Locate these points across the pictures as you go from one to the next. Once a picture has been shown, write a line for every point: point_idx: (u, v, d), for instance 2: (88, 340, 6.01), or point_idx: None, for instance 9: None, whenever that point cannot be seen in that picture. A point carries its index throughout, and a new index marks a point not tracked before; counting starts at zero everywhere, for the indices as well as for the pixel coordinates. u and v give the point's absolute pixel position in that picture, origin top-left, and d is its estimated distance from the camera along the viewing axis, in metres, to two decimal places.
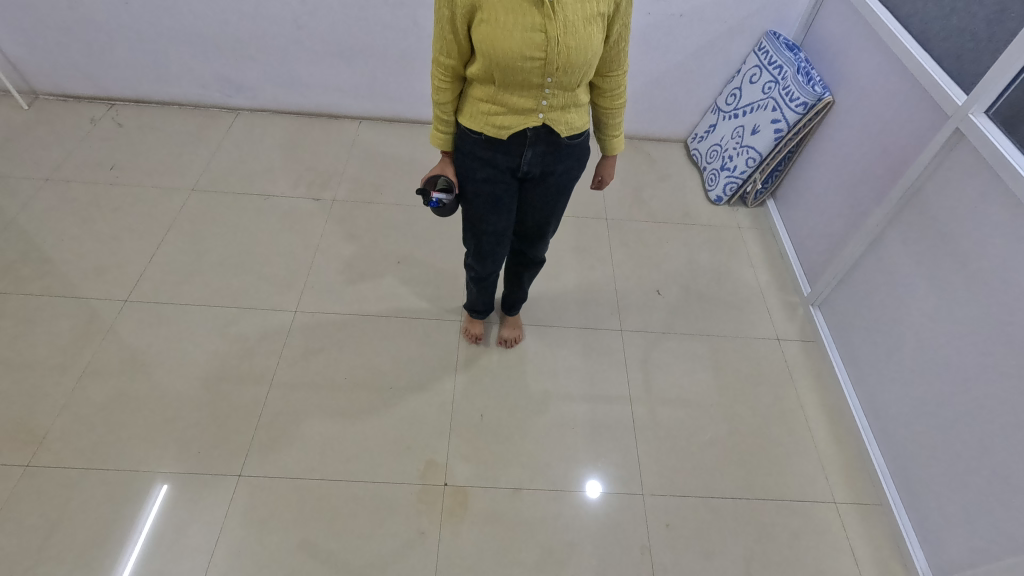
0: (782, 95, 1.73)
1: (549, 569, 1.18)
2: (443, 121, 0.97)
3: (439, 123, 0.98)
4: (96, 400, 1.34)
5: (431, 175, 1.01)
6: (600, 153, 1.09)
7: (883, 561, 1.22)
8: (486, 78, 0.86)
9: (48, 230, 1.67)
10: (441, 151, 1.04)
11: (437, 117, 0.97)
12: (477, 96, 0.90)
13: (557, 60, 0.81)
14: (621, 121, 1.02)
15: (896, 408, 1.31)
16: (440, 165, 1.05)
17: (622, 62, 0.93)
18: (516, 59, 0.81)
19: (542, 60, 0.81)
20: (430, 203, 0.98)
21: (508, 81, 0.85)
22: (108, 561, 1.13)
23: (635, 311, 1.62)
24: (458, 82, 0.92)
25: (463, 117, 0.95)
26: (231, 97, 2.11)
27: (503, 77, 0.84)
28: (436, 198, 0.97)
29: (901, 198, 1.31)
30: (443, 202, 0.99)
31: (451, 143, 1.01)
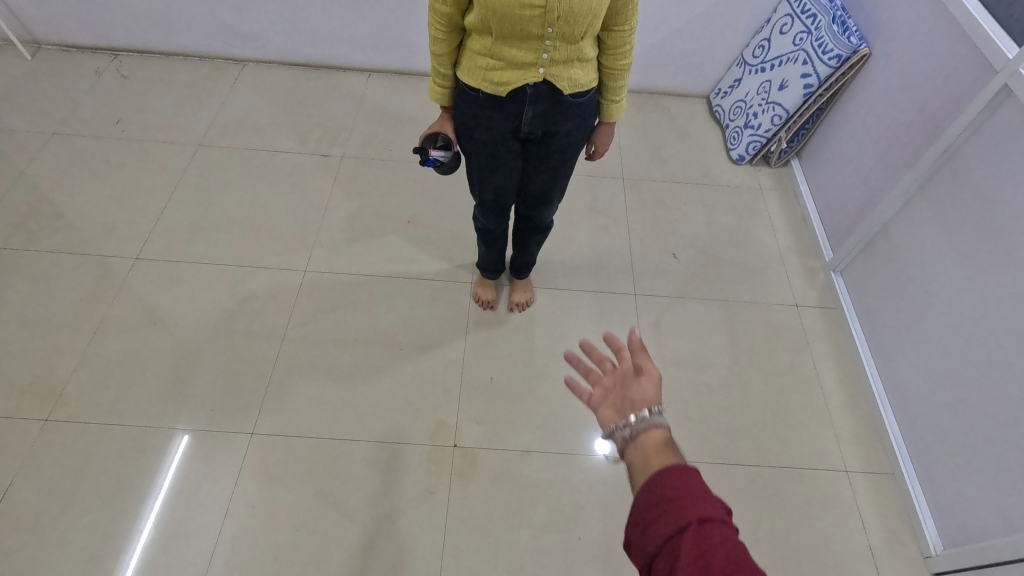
0: (814, 46, 1.62)
1: (555, 529, 1.19)
2: (441, 75, 0.93)
3: (438, 77, 0.93)
4: (110, 356, 1.36)
5: (430, 132, 0.99)
6: (599, 119, 1.04)
7: (893, 530, 1.22)
8: (483, 28, 0.81)
9: (57, 185, 1.66)
10: (440, 106, 1.00)
11: (435, 69, 0.92)
12: (474, 48, 0.85)
13: (558, 9, 0.76)
14: (625, 85, 0.96)
15: (916, 379, 1.28)
16: (439, 121, 1.02)
17: (632, 14, 0.85)
18: (514, 7, 0.75)
19: (542, 8, 0.76)
20: (426, 162, 0.97)
21: (507, 31, 0.79)
22: (128, 511, 1.17)
23: (650, 274, 1.59)
24: (456, 32, 0.86)
25: (460, 71, 0.90)
26: (236, 47, 2.04)
27: (501, 28, 0.79)
28: (434, 156, 0.96)
29: (934, 161, 1.24)
30: (442, 162, 0.98)
31: (451, 98, 0.97)
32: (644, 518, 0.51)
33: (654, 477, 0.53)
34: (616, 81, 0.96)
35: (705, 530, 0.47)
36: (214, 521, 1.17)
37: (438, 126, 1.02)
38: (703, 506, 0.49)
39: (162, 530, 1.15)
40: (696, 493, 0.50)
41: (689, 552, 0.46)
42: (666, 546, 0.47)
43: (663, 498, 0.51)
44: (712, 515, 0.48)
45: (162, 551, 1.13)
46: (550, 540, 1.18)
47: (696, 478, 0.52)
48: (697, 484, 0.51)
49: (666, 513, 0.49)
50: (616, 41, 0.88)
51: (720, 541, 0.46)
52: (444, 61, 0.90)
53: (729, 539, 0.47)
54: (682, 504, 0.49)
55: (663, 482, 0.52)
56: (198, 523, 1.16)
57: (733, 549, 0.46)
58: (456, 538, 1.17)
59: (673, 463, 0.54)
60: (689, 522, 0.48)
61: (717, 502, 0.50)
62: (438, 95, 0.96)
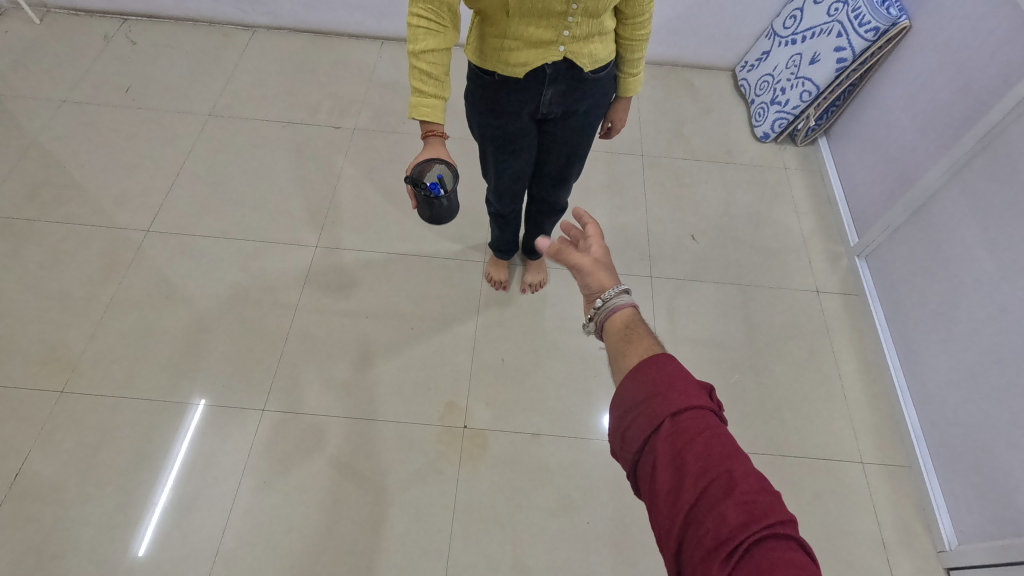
0: (850, 17, 1.53)
1: (563, 512, 1.20)
2: (431, 81, 0.78)
3: (421, 83, 0.79)
4: (124, 329, 1.36)
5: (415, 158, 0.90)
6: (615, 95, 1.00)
7: (907, 524, 1.20)
8: (499, 9, 0.75)
9: (68, 155, 1.65)
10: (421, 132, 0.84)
11: (418, 71, 0.78)
12: (488, 32, 0.80)
13: None
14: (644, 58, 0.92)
15: (941, 372, 1.24)
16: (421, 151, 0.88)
17: None
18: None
19: None
20: (428, 190, 0.90)
21: (527, 10, 0.74)
22: (143, 483, 1.19)
23: (666, 257, 1.54)
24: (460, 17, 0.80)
25: (470, 52, 0.85)
26: (246, 12, 1.98)
27: (521, 5, 0.74)
28: (433, 180, 0.89)
29: (974, 146, 1.18)
30: (444, 181, 0.90)
31: (435, 113, 0.81)
32: (623, 425, 0.55)
33: (630, 381, 0.57)
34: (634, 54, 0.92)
35: (680, 425, 0.51)
36: (227, 494, 1.19)
37: (433, 152, 0.84)
38: (676, 401, 0.53)
39: (177, 504, 1.17)
40: (668, 389, 0.54)
41: (666, 451, 0.50)
42: (647, 448, 0.52)
43: (640, 401, 0.55)
44: (684, 408, 0.52)
45: (177, 524, 1.15)
46: (559, 523, 1.18)
47: (668, 373, 0.55)
48: (669, 381, 0.55)
49: (642, 417, 0.53)
50: (637, 11, 0.83)
51: (694, 432, 0.50)
52: (436, 63, 0.77)
53: (703, 427, 0.51)
54: (654, 404, 0.53)
55: (640, 387, 0.56)
56: (212, 497, 1.18)
57: (707, 436, 0.50)
58: (465, 518, 1.18)
59: (647, 362, 0.58)
60: (664, 420, 0.52)
61: (689, 392, 0.53)
62: (424, 110, 0.81)
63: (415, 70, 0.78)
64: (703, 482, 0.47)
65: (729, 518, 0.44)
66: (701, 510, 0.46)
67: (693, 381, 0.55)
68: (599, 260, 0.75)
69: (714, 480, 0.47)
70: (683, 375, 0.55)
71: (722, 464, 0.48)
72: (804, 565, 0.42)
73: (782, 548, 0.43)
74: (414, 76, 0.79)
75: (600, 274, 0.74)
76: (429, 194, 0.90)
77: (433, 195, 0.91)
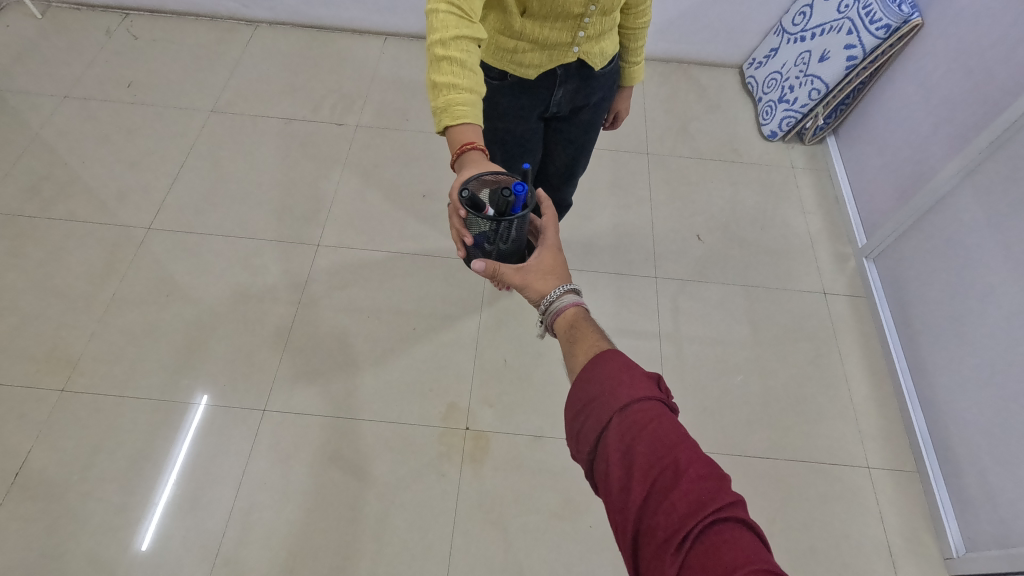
0: (861, 15, 1.50)
1: (565, 516, 1.19)
2: (465, 72, 0.63)
3: (449, 79, 0.62)
4: (124, 328, 1.35)
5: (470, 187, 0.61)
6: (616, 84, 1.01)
7: (913, 530, 1.19)
8: (513, 10, 0.72)
9: (70, 151, 1.64)
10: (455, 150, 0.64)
11: (446, 64, 0.62)
12: (498, 31, 0.76)
13: None
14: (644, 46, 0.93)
15: (949, 376, 1.23)
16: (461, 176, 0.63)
17: None
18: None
19: None
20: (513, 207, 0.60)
21: (545, 11, 0.71)
22: (144, 484, 1.18)
23: (671, 258, 1.53)
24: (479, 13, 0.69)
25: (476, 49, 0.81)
26: (249, 7, 1.96)
27: (541, 7, 0.71)
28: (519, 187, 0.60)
29: (985, 148, 1.16)
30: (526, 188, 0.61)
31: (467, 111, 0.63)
32: (576, 427, 0.52)
33: (579, 380, 0.54)
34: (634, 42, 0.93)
35: (628, 419, 0.48)
36: (227, 496, 1.18)
37: (477, 167, 0.63)
38: (624, 395, 0.50)
39: (177, 504, 1.17)
40: (613, 385, 0.51)
41: (616, 446, 0.47)
42: (599, 447, 0.49)
43: (589, 400, 0.52)
44: (632, 401, 0.49)
45: (178, 524, 1.15)
46: (561, 527, 1.17)
47: (616, 368, 0.52)
48: (616, 375, 0.52)
49: (592, 416, 0.50)
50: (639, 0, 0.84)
51: (642, 424, 0.47)
52: (467, 52, 0.63)
53: (651, 418, 0.48)
54: (602, 401, 0.50)
55: (588, 385, 0.53)
56: (212, 498, 1.17)
57: (655, 426, 0.47)
58: (466, 521, 1.17)
59: (594, 359, 0.55)
60: (612, 416, 0.49)
61: (635, 384, 0.50)
62: (460, 109, 0.63)
63: (444, 63, 0.62)
64: (651, 474, 0.45)
65: (679, 509, 0.42)
66: (651, 504, 0.44)
67: (640, 373, 0.52)
68: (533, 262, 0.69)
69: (662, 471, 0.45)
70: (629, 368, 0.52)
71: (670, 454, 0.45)
72: (753, 549, 0.41)
73: (731, 534, 0.41)
74: (442, 73, 0.62)
75: (535, 279, 0.68)
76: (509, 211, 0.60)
77: (516, 207, 0.60)
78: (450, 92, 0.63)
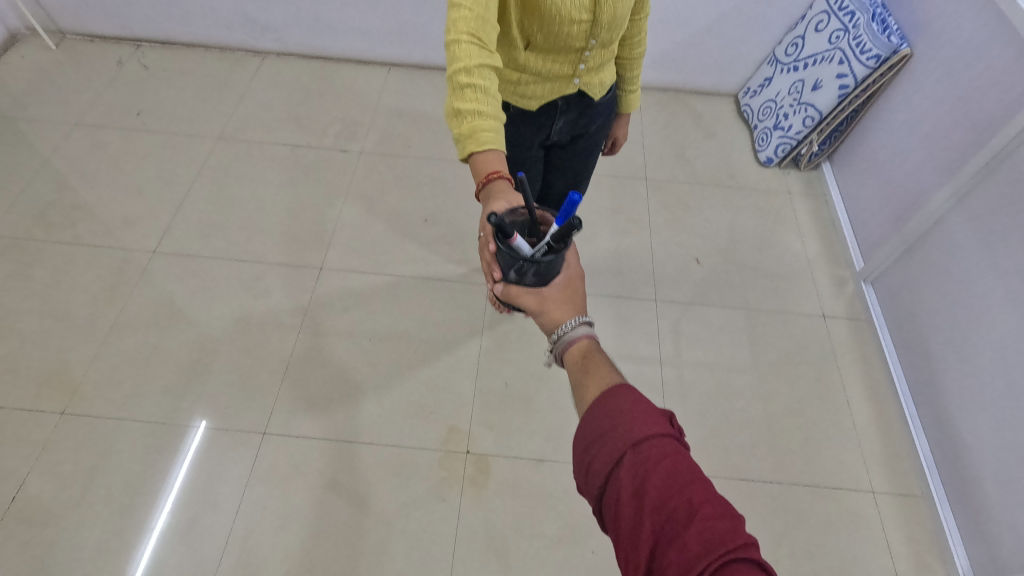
0: (851, 45, 1.54)
1: (567, 540, 1.17)
2: (488, 99, 0.64)
3: (474, 109, 0.64)
4: (128, 350, 1.36)
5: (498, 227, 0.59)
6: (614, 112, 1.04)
7: (921, 556, 1.17)
8: (518, 44, 0.74)
9: (79, 176, 1.67)
10: (483, 178, 0.66)
11: (470, 96, 0.64)
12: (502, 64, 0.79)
13: (605, 20, 0.72)
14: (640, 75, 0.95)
15: (952, 400, 1.22)
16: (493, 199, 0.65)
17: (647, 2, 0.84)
18: (563, 23, 0.70)
19: (588, 23, 0.72)
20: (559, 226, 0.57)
21: (547, 46, 0.74)
22: (141, 508, 1.17)
23: (671, 281, 1.54)
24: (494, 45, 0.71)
25: None
26: (257, 39, 2.03)
27: (543, 42, 0.73)
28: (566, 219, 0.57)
29: (977, 173, 1.18)
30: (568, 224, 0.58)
31: (491, 138, 0.64)
32: (585, 460, 0.51)
33: (591, 414, 0.53)
34: (630, 71, 0.96)
35: (641, 455, 0.47)
36: (226, 520, 1.17)
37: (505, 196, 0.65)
38: (636, 430, 0.49)
39: (174, 528, 1.15)
40: (625, 419, 0.50)
41: (629, 482, 0.46)
42: (610, 483, 0.48)
43: (599, 433, 0.51)
44: (645, 437, 0.48)
45: (174, 549, 1.13)
46: (563, 552, 1.16)
47: (629, 403, 0.52)
48: (629, 410, 0.51)
49: (603, 451, 0.49)
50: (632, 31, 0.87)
51: (656, 461, 0.47)
52: (488, 80, 0.65)
53: (664, 455, 0.47)
54: (614, 435, 0.49)
55: (600, 418, 0.52)
56: (210, 521, 1.16)
57: (669, 464, 0.46)
58: (468, 546, 1.16)
59: (606, 394, 0.54)
60: (624, 451, 0.48)
61: (648, 420, 0.50)
62: (484, 136, 0.64)
63: (468, 91, 0.64)
64: (664, 512, 0.44)
65: (691, 548, 0.41)
66: (664, 542, 0.43)
67: (652, 410, 0.51)
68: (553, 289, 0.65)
69: (675, 509, 0.44)
70: (642, 404, 0.51)
71: (684, 491, 0.45)
72: None
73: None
74: (465, 101, 0.64)
75: (553, 306, 0.65)
76: (568, 238, 0.59)
77: (568, 235, 0.57)
78: (475, 119, 0.64)
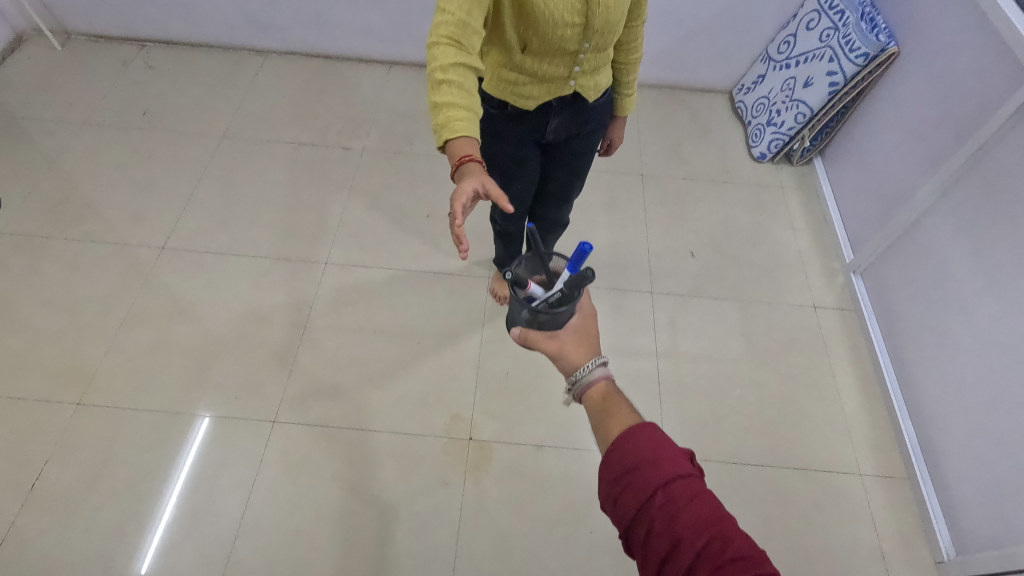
0: (840, 44, 1.58)
1: (566, 522, 1.22)
2: (463, 93, 0.69)
3: (449, 102, 0.69)
4: (139, 342, 1.40)
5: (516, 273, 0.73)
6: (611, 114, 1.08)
7: (905, 535, 1.22)
8: (514, 47, 0.79)
9: (87, 174, 1.70)
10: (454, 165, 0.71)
11: (446, 90, 0.69)
12: (498, 67, 0.83)
13: (597, 24, 0.76)
14: (635, 80, 0.99)
15: (934, 385, 1.27)
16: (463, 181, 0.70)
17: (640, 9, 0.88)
18: (558, 27, 0.75)
19: (581, 26, 0.76)
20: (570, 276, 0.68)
21: (542, 49, 0.78)
22: (153, 494, 1.21)
23: (667, 273, 1.58)
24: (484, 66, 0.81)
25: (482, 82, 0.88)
26: (259, 38, 2.06)
27: (538, 45, 0.78)
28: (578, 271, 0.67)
29: (960, 167, 1.23)
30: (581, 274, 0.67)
31: (463, 130, 0.69)
32: (615, 493, 0.55)
33: (618, 449, 0.57)
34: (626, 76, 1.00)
35: (672, 494, 0.52)
36: (237, 504, 1.21)
37: (473, 178, 0.69)
38: (665, 470, 0.53)
39: (186, 513, 1.20)
40: (655, 458, 0.54)
41: (661, 519, 0.51)
42: (640, 518, 0.52)
43: (628, 470, 0.55)
44: (674, 476, 0.52)
45: (187, 532, 1.18)
46: (563, 533, 1.21)
47: (655, 442, 0.56)
48: (656, 448, 0.55)
49: (633, 487, 0.53)
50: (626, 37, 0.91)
51: (686, 500, 0.51)
52: (465, 77, 0.69)
53: (693, 494, 0.52)
54: (644, 473, 0.53)
55: (627, 455, 0.55)
56: (221, 506, 1.21)
57: (698, 502, 0.51)
58: (471, 528, 1.20)
59: (632, 431, 0.57)
60: (655, 489, 0.52)
61: (675, 459, 0.54)
62: (458, 126, 0.69)
63: (445, 86, 0.68)
64: (700, 543, 0.49)
65: None
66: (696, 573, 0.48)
67: (677, 449, 0.55)
68: (569, 331, 0.72)
69: (709, 541, 0.49)
70: (667, 442, 0.55)
71: (713, 527, 0.49)
72: None
73: None
74: (442, 95, 0.69)
75: (570, 348, 0.70)
76: (579, 287, 0.67)
77: (577, 283, 0.67)
78: (450, 111, 0.69)
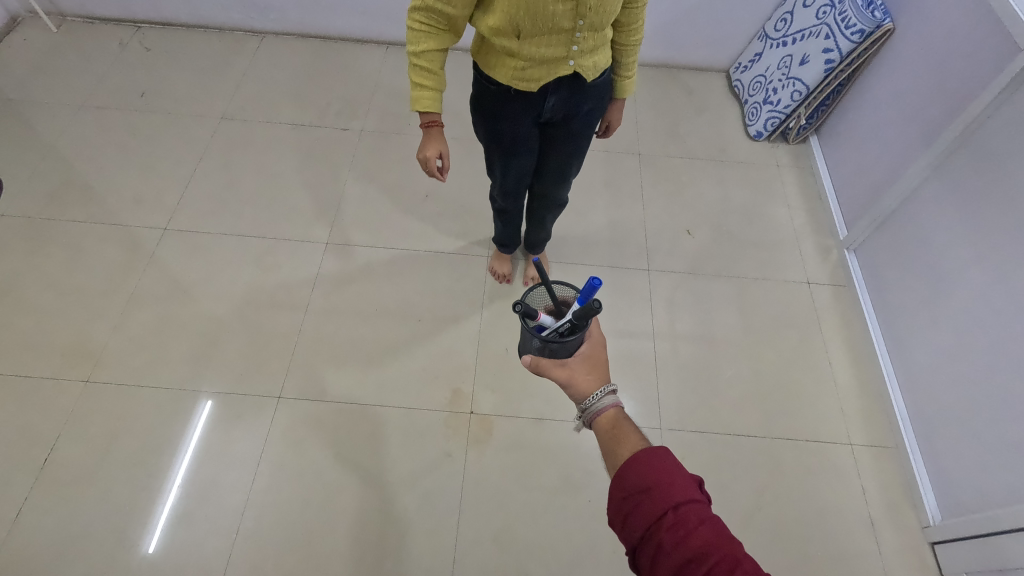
0: (837, 21, 1.58)
1: (565, 491, 1.25)
2: (432, 77, 0.87)
3: (421, 83, 0.87)
4: (144, 322, 1.42)
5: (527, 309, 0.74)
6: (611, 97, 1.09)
7: (893, 502, 1.26)
8: (510, 32, 0.81)
9: (87, 157, 1.71)
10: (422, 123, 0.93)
11: (418, 73, 0.86)
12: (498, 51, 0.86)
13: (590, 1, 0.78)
14: (634, 61, 1.00)
15: (924, 358, 1.30)
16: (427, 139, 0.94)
17: None
18: (549, 4, 0.76)
19: (573, 3, 0.77)
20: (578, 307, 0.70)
21: (537, 29, 0.80)
22: (163, 468, 1.25)
23: (664, 251, 1.60)
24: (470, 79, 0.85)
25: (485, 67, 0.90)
26: (255, 19, 2.05)
27: (532, 26, 0.79)
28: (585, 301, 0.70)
29: (951, 143, 1.24)
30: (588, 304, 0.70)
31: (431, 107, 0.90)
32: (625, 510, 0.59)
33: (630, 469, 0.60)
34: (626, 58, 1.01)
35: (680, 516, 0.55)
36: (244, 477, 1.24)
37: (433, 141, 0.93)
38: (676, 494, 0.57)
39: (195, 485, 1.23)
40: (667, 482, 0.57)
41: (669, 538, 0.54)
42: (649, 536, 0.56)
43: (640, 490, 0.58)
44: (684, 501, 0.56)
45: (196, 504, 1.21)
46: (562, 502, 1.24)
47: (667, 465, 0.59)
48: (667, 472, 0.58)
49: (644, 507, 0.57)
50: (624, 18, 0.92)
51: (694, 523, 0.54)
52: (435, 62, 0.86)
53: (701, 518, 0.55)
54: (655, 493, 0.57)
55: (639, 476, 0.59)
56: (229, 479, 1.24)
57: (706, 526, 0.54)
58: (472, 498, 1.24)
59: (644, 453, 0.61)
60: (665, 510, 0.56)
61: (685, 485, 0.57)
62: (425, 102, 0.89)
63: (418, 69, 0.86)
64: (708, 563, 0.52)
65: None
66: None
67: (688, 475, 0.59)
68: (580, 359, 0.75)
69: (717, 562, 0.52)
70: (679, 467, 0.59)
71: (721, 549, 0.53)
72: None
73: None
74: (416, 75, 0.87)
75: (580, 376, 0.74)
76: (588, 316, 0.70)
77: (585, 315, 0.69)
78: (421, 89, 0.88)
